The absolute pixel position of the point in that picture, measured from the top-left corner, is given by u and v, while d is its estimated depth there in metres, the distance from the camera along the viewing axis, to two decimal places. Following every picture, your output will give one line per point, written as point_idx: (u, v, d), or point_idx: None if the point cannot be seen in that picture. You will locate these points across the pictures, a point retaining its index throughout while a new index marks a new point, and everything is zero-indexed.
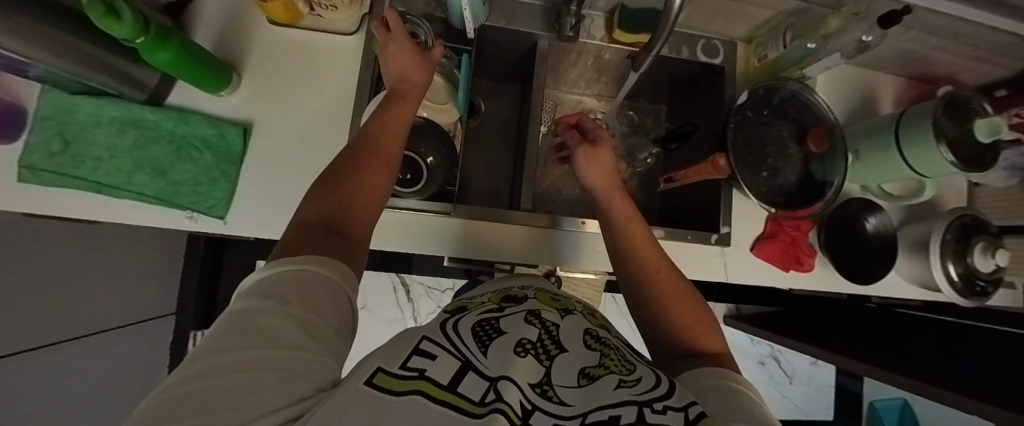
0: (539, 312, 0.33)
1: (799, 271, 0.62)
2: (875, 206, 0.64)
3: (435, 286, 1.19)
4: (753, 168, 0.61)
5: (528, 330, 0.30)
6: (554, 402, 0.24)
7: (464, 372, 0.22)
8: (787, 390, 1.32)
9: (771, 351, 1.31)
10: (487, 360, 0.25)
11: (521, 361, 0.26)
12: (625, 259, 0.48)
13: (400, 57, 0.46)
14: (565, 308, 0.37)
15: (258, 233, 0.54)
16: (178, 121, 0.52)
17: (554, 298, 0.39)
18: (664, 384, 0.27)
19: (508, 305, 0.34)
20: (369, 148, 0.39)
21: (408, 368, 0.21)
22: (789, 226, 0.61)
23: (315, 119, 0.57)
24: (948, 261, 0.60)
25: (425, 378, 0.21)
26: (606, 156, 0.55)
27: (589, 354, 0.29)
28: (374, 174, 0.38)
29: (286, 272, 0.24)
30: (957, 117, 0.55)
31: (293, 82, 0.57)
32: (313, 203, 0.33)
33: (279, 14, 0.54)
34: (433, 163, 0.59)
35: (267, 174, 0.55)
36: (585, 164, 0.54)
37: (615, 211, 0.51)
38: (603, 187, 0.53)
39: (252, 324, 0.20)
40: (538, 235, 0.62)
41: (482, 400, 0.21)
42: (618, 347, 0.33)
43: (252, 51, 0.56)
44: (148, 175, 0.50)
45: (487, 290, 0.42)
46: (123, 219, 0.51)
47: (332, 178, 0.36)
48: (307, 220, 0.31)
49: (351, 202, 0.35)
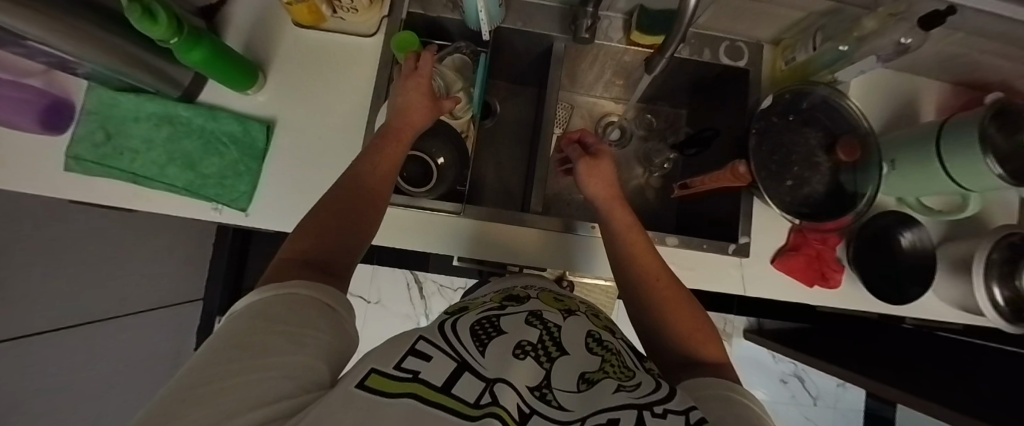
0: (542, 313, 0.33)
1: (824, 286, 0.58)
2: (914, 221, 0.59)
3: (448, 285, 1.20)
4: (777, 177, 0.58)
5: (528, 331, 0.30)
6: (554, 407, 0.23)
7: (461, 373, 0.22)
8: (813, 412, 1.26)
9: (794, 370, 1.26)
10: (484, 360, 0.25)
11: (521, 364, 0.25)
12: (625, 270, 0.47)
13: (417, 106, 0.48)
14: (568, 308, 0.36)
15: (277, 226, 0.56)
16: (208, 117, 0.55)
17: (556, 298, 0.39)
18: (661, 389, 0.27)
19: (509, 303, 0.34)
20: (364, 174, 0.42)
21: (402, 369, 0.21)
22: (815, 239, 0.58)
23: (335, 114, 0.58)
24: (994, 283, 0.55)
25: (418, 381, 0.20)
26: (609, 170, 0.55)
27: (590, 358, 0.29)
28: (358, 193, 0.40)
29: (277, 295, 0.25)
30: (1009, 126, 0.50)
31: (316, 81, 0.58)
32: (307, 235, 0.35)
33: (302, 14, 0.55)
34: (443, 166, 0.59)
35: (288, 169, 0.57)
36: (587, 176, 0.54)
37: (616, 222, 0.51)
38: (604, 198, 0.53)
39: (246, 338, 0.20)
40: (549, 239, 0.61)
41: (477, 402, 0.20)
42: (619, 351, 0.32)
43: (276, 52, 0.58)
44: (179, 168, 0.54)
45: (490, 290, 0.41)
46: (154, 208, 0.54)
47: (326, 209, 0.37)
48: (288, 258, 0.32)
49: (342, 230, 0.36)
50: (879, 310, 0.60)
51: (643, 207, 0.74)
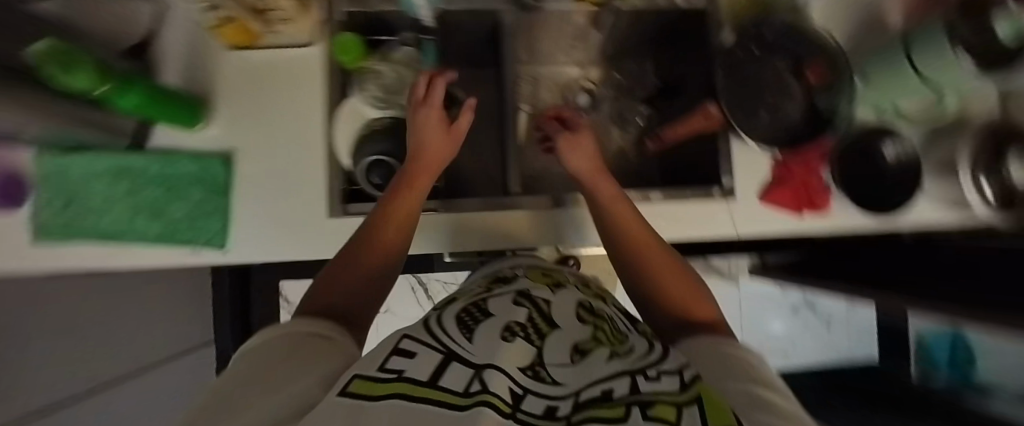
0: (529, 292, 0.34)
1: (812, 213, 0.59)
2: (890, 132, 0.57)
3: (452, 281, 1.21)
4: (751, 114, 0.58)
5: (516, 313, 0.29)
6: (548, 383, 0.22)
7: (446, 364, 0.21)
8: (829, 334, 1.31)
9: (805, 298, 1.28)
10: (473, 348, 0.24)
11: (509, 345, 0.24)
12: (615, 243, 0.50)
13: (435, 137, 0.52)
14: (556, 283, 0.38)
15: (259, 258, 0.55)
16: (163, 162, 0.53)
17: (544, 273, 0.40)
18: (658, 351, 0.26)
19: (498, 287, 0.35)
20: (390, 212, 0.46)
21: (387, 370, 0.21)
22: (797, 167, 0.57)
23: (289, 132, 0.55)
24: (979, 171, 0.55)
25: (403, 380, 0.19)
26: (587, 145, 0.59)
27: (581, 329, 0.29)
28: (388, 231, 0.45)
29: (272, 340, 0.26)
30: (978, 16, 0.48)
31: (262, 100, 0.55)
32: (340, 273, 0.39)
33: (234, 36, 0.51)
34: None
35: (257, 200, 0.55)
36: (569, 154, 0.59)
37: (602, 195, 0.53)
38: (588, 172, 0.56)
39: (230, 393, 0.20)
40: (538, 218, 0.61)
41: (467, 390, 0.18)
42: (606, 314, 0.34)
43: (215, 79, 0.55)
44: (148, 218, 0.53)
45: (477, 275, 0.42)
46: (135, 263, 0.54)
47: (354, 245, 0.43)
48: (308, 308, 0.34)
49: (370, 263, 0.41)
50: (868, 225, 0.60)
51: (625, 168, 0.73)
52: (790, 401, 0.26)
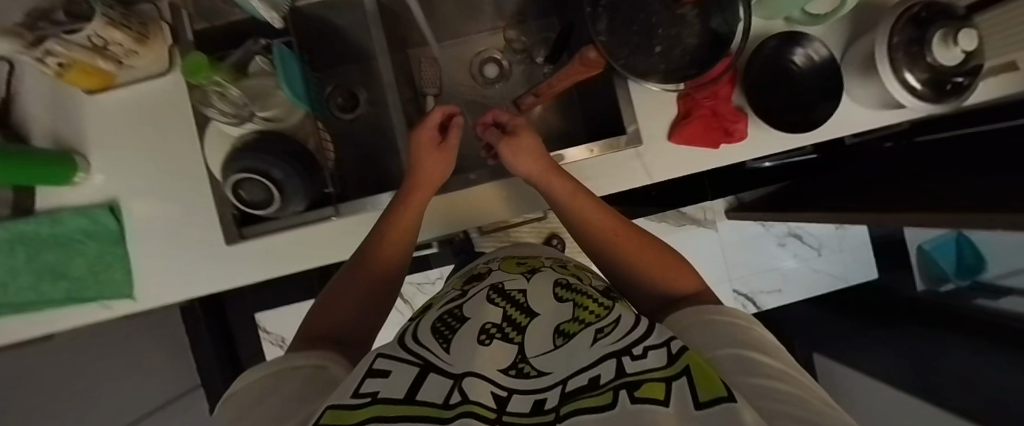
0: (502, 286, 0.32)
1: (731, 142, 0.54)
2: (800, 36, 0.52)
3: (425, 281, 1.20)
4: (643, 49, 0.53)
5: (491, 313, 0.27)
6: (530, 377, 0.21)
7: (423, 375, 0.19)
8: (823, 263, 1.24)
9: (789, 230, 1.23)
10: (448, 357, 0.22)
11: (484, 351, 0.22)
12: (585, 234, 0.49)
13: (432, 155, 0.54)
14: (532, 268, 0.36)
15: (170, 299, 0.55)
16: (52, 222, 0.52)
17: (518, 262, 0.39)
18: (645, 322, 0.24)
19: (471, 288, 0.34)
20: (380, 237, 0.48)
21: (358, 395, 0.17)
22: (704, 97, 0.53)
23: (174, 167, 0.54)
24: (904, 68, 0.47)
25: (378, 400, 0.16)
26: (531, 143, 0.53)
27: (560, 311, 0.27)
28: (383, 258, 0.47)
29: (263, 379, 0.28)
30: None
31: (138, 141, 0.54)
32: (331, 308, 0.42)
33: (83, 81, 0.49)
34: (291, 190, 0.48)
35: (156, 241, 0.54)
36: (511, 157, 0.53)
37: (558, 194, 0.50)
38: (541, 175, 0.51)
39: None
40: (506, 190, 0.60)
41: (448, 402, 0.17)
42: (586, 287, 0.33)
43: (86, 129, 0.54)
44: (51, 281, 0.52)
45: (455, 280, 0.42)
46: (56, 326, 0.55)
47: (352, 271, 0.46)
48: (307, 334, 0.38)
49: (365, 287, 0.45)
50: (792, 144, 0.55)
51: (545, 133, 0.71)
52: (786, 367, 0.27)
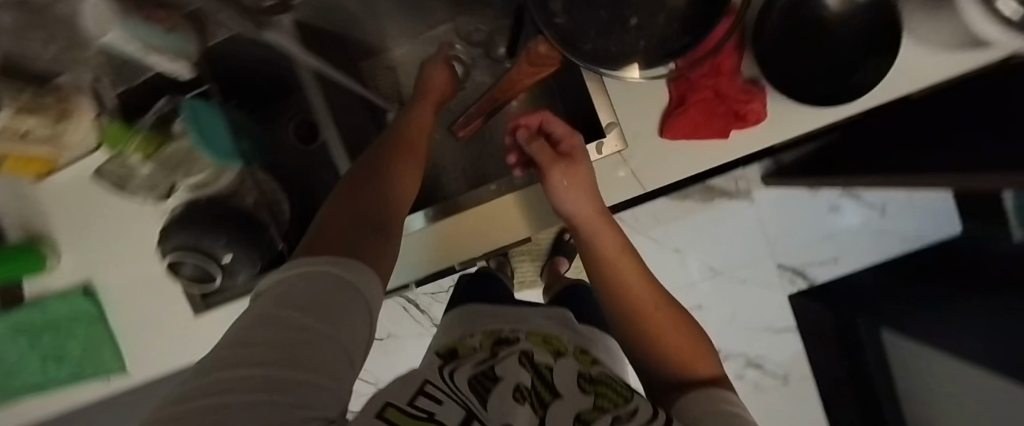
0: (532, 355, 0.34)
1: (742, 129, 0.42)
2: None
3: (439, 290, 1.18)
4: (613, 27, 0.42)
5: (522, 374, 0.30)
6: None
7: (471, 420, 0.21)
8: (884, 224, 1.06)
9: (842, 193, 1.06)
10: (488, 408, 0.24)
11: (522, 409, 0.25)
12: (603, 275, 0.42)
13: (439, 74, 0.54)
14: (557, 351, 0.38)
15: (163, 368, 0.56)
16: (39, 309, 0.53)
17: (545, 338, 0.40)
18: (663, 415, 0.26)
19: (501, 349, 0.36)
20: (405, 141, 0.45)
21: (417, 408, 0.21)
22: (701, 77, 0.41)
23: (134, 243, 0.53)
24: None
25: (432, 421, 0.19)
26: (587, 175, 0.42)
27: (581, 398, 0.29)
28: (409, 156, 0.44)
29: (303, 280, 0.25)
30: None
31: (97, 220, 0.53)
32: (348, 201, 0.37)
33: (25, 169, 0.48)
34: (232, 261, 0.43)
35: (135, 316, 0.55)
36: (559, 183, 0.42)
37: (595, 232, 0.42)
38: (585, 217, 0.42)
39: (269, 343, 0.18)
40: (525, 202, 0.50)
41: None
42: (607, 378, 0.34)
43: (48, 213, 0.53)
44: (54, 363, 0.55)
45: (478, 328, 0.43)
46: (72, 401, 0.58)
47: (372, 170, 0.41)
48: (329, 222, 0.33)
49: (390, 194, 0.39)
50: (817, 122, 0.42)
51: None
52: None
